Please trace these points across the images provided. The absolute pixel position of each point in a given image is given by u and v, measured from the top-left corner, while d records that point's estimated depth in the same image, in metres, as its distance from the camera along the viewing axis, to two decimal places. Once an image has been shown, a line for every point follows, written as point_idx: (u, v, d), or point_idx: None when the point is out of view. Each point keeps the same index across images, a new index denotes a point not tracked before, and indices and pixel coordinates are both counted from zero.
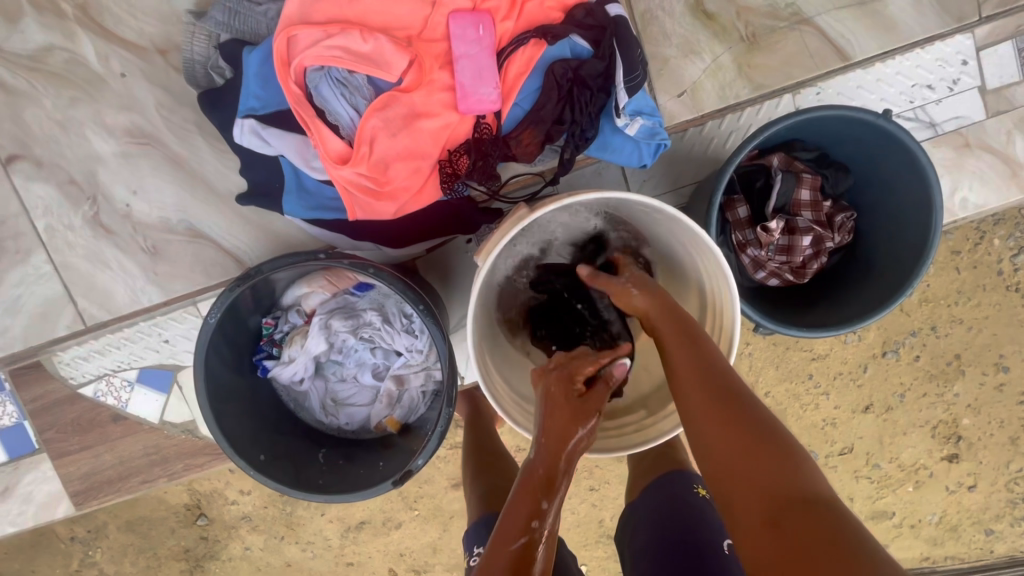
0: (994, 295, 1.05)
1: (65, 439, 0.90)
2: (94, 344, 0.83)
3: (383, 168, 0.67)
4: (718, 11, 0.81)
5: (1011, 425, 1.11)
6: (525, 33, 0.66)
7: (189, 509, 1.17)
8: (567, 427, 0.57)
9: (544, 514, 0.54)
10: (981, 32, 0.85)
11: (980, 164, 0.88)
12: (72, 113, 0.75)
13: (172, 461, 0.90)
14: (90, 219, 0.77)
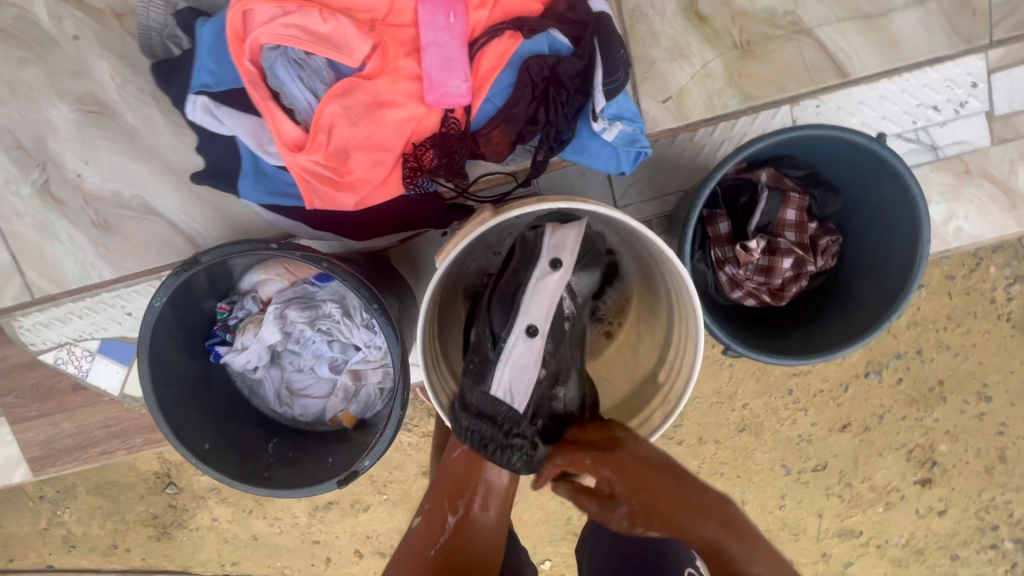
0: (984, 324, 1.03)
1: (22, 405, 0.88)
2: (55, 311, 0.80)
3: (341, 158, 0.63)
4: (713, 13, 0.77)
5: (988, 454, 1.09)
6: (499, 24, 0.62)
7: (159, 477, 1.16)
8: (471, 463, 0.66)
9: (465, 480, 0.66)
10: (995, 54, 0.80)
11: (980, 194, 0.84)
12: (22, 75, 0.70)
13: (131, 435, 0.88)
14: (40, 187, 0.74)
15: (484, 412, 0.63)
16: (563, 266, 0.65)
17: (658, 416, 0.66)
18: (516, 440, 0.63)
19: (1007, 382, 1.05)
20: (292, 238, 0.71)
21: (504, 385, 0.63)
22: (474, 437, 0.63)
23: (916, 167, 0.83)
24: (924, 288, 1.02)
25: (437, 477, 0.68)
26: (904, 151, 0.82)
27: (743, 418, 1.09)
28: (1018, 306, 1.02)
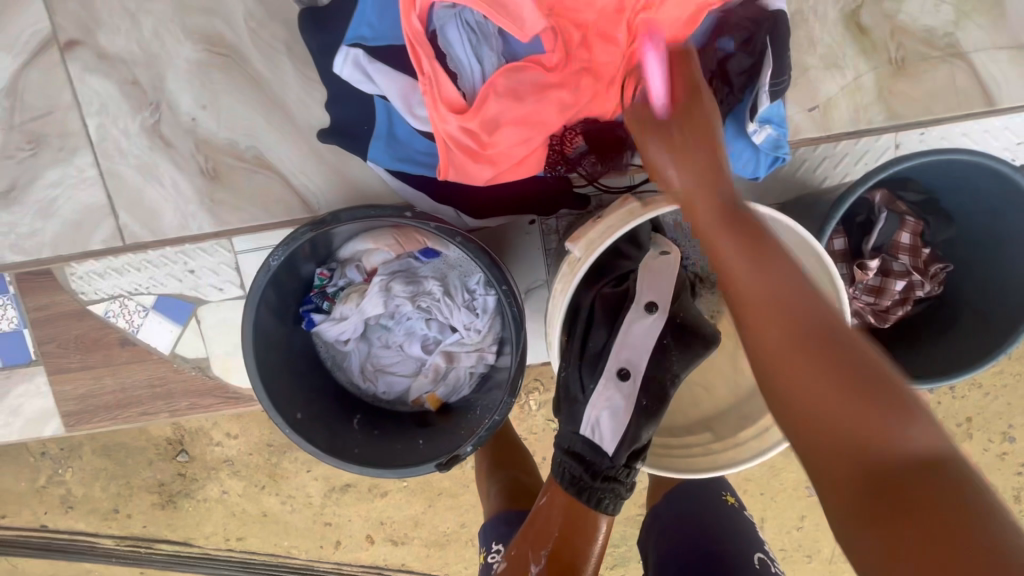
0: (1018, 365, 1.04)
1: (65, 355, 0.82)
2: (112, 261, 0.75)
3: (492, 130, 0.61)
4: (873, 25, 0.68)
5: (1004, 493, 1.11)
6: (682, 15, 0.58)
7: (170, 444, 1.11)
8: (564, 513, 0.68)
9: (554, 532, 0.68)
10: None
11: None
12: (150, 5, 0.67)
13: (177, 397, 0.83)
14: (148, 127, 0.70)
15: (574, 448, 0.69)
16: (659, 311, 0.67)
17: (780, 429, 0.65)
18: (607, 481, 0.67)
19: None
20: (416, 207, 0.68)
21: (592, 424, 0.67)
22: (568, 473, 0.68)
23: None
24: None
25: (526, 525, 0.71)
26: None
27: None
28: None
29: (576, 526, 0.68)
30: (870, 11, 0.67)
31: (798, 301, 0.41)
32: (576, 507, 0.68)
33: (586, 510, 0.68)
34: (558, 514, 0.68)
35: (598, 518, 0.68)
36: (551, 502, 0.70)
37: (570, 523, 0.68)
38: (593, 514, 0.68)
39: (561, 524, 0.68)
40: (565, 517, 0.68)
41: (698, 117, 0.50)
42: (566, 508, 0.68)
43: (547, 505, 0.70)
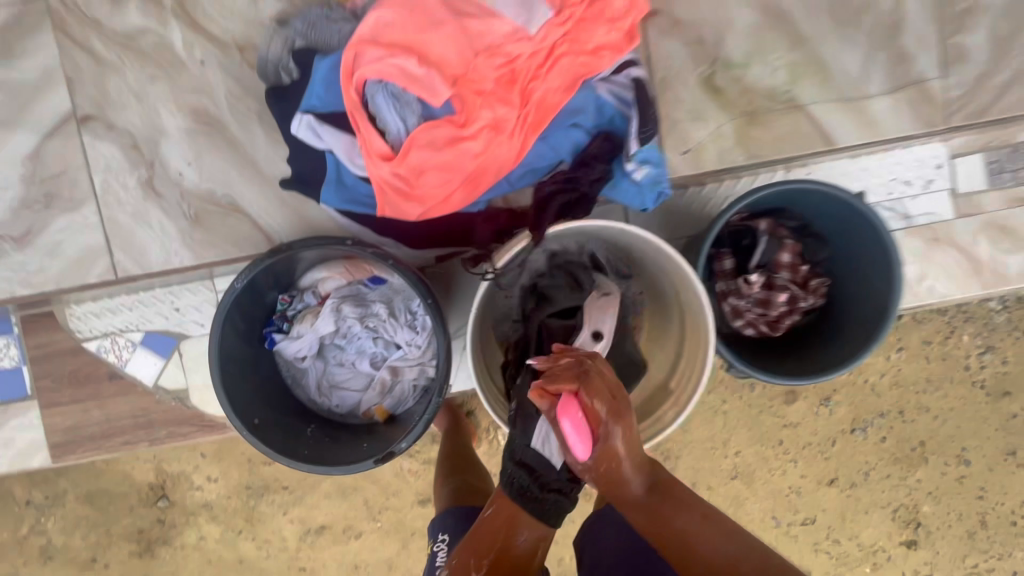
0: (960, 389, 1.21)
1: (58, 390, 0.94)
2: (109, 302, 0.89)
3: (417, 175, 0.76)
4: (726, 86, 0.83)
5: (970, 518, 1.23)
6: (561, 82, 0.75)
7: (153, 489, 1.26)
8: (510, 523, 0.70)
9: (498, 547, 0.69)
10: (956, 141, 0.85)
11: (946, 258, 0.89)
12: (149, 87, 0.83)
13: (157, 427, 0.95)
14: (144, 181, 0.85)
15: (527, 461, 0.72)
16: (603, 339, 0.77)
17: (670, 415, 0.77)
18: (552, 493, 0.71)
19: (982, 448, 1.22)
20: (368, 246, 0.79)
21: (546, 437, 0.72)
22: (517, 483, 0.71)
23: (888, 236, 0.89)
24: (905, 349, 1.21)
25: (469, 534, 0.72)
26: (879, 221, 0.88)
27: (735, 464, 1.24)
28: (990, 375, 1.21)
29: (519, 539, 0.70)
30: (723, 76, 0.83)
31: (713, 547, 0.62)
32: (520, 520, 0.70)
33: (531, 521, 0.70)
34: (502, 527, 0.70)
35: (541, 530, 0.71)
36: (496, 511, 0.72)
37: (514, 533, 0.70)
38: (535, 523, 0.71)
39: (506, 536, 0.70)
40: (510, 528, 0.70)
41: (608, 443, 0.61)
42: (511, 520, 0.70)
43: (492, 514, 0.72)
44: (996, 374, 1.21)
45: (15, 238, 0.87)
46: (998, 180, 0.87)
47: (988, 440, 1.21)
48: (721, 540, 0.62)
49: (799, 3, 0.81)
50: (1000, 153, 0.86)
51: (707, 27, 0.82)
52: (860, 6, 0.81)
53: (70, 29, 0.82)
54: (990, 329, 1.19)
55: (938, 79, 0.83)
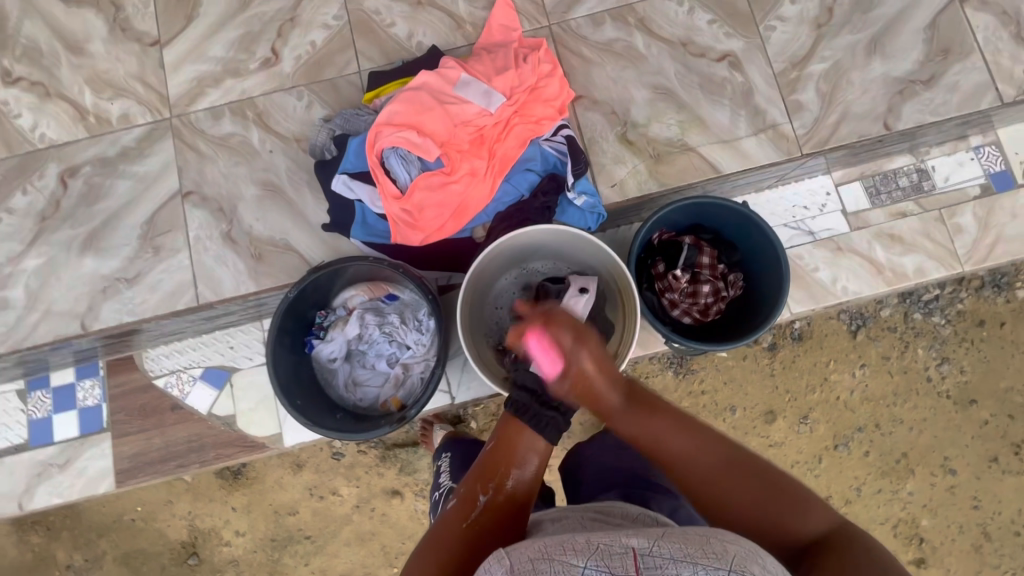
0: (929, 399, 1.46)
1: (128, 422, 1.22)
2: (178, 345, 1.21)
3: (419, 211, 1.08)
4: (636, 139, 1.18)
5: (971, 529, 1.44)
6: (515, 141, 1.09)
7: (184, 547, 1.43)
8: (512, 448, 0.74)
9: (504, 474, 0.73)
10: (837, 174, 1.23)
11: (852, 263, 1.22)
12: (233, 169, 1.20)
13: (207, 449, 1.22)
14: (225, 234, 1.19)
15: (527, 385, 0.79)
16: (589, 291, 1.02)
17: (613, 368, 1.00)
18: (552, 408, 0.76)
19: (964, 457, 1.45)
20: (390, 265, 1.07)
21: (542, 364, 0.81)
22: (518, 404, 0.76)
23: (801, 245, 1.22)
24: (868, 366, 1.46)
25: (474, 465, 0.75)
26: (790, 234, 1.22)
27: None
28: (951, 384, 1.45)
29: (520, 462, 0.74)
30: (633, 132, 1.18)
31: (691, 441, 0.72)
32: (521, 446, 0.74)
33: (534, 444, 0.75)
34: (504, 450, 0.74)
35: (542, 454, 0.76)
36: (498, 440, 0.76)
37: (516, 456, 0.74)
38: (534, 446, 0.75)
39: (509, 460, 0.74)
40: (511, 454, 0.74)
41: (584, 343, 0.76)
42: (513, 444, 0.74)
43: (495, 444, 0.76)
44: (958, 383, 1.46)
45: (129, 279, 1.20)
46: (879, 200, 1.23)
47: (967, 448, 1.45)
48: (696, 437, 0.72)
49: (678, 83, 1.19)
50: (874, 180, 1.23)
51: (617, 103, 1.19)
52: (721, 80, 1.20)
53: (184, 136, 1.21)
54: (939, 342, 1.46)
55: (788, 123, 1.20)
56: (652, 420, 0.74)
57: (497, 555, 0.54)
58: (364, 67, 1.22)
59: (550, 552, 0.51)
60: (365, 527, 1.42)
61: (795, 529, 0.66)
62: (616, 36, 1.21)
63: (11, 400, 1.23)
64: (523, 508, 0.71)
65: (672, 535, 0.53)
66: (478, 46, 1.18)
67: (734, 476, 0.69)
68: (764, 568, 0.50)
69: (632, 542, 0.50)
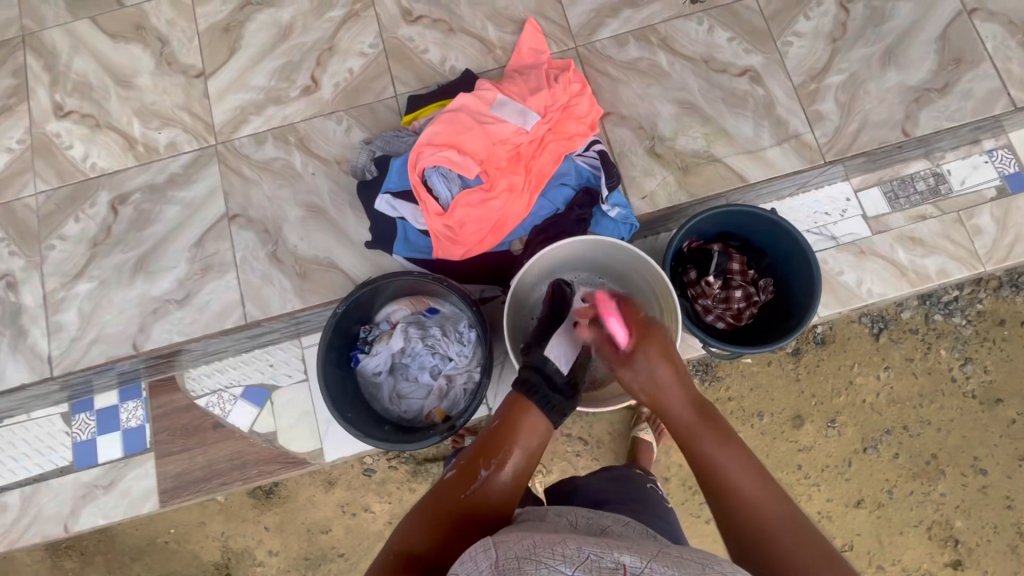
0: (955, 399, 1.48)
1: (171, 441, 1.24)
2: (219, 364, 1.25)
3: (460, 226, 1.12)
4: (664, 152, 1.22)
5: (1005, 529, 1.45)
6: (551, 157, 1.14)
7: (219, 568, 1.44)
8: (513, 429, 0.82)
9: (505, 454, 0.79)
10: (855, 180, 1.27)
11: (876, 266, 1.26)
12: (277, 192, 1.24)
13: (248, 467, 1.24)
14: (269, 254, 1.23)
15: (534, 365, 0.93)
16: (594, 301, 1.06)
17: None
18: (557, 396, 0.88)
19: (993, 457, 1.46)
20: (432, 279, 1.11)
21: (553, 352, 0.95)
22: (521, 382, 0.89)
23: (825, 250, 1.25)
24: (892, 368, 1.48)
25: (478, 443, 0.82)
26: (814, 240, 1.26)
27: None
28: (977, 384, 1.47)
29: (519, 444, 0.81)
30: (660, 145, 1.23)
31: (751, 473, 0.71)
32: (520, 430, 0.83)
33: (534, 428, 0.84)
34: (505, 432, 0.82)
35: (539, 439, 0.84)
36: (501, 422, 0.84)
37: (517, 439, 0.82)
38: (533, 429, 0.83)
39: (510, 442, 0.81)
40: (512, 436, 0.82)
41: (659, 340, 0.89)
42: (514, 426, 0.83)
43: (498, 427, 0.84)
44: (983, 383, 1.48)
45: (177, 300, 1.24)
46: (898, 204, 1.27)
47: (996, 447, 1.46)
48: (756, 477, 0.71)
49: (702, 98, 1.24)
50: (892, 185, 1.27)
51: (644, 118, 1.24)
52: (743, 93, 1.25)
53: (229, 162, 1.27)
54: (961, 342, 1.48)
55: (809, 132, 1.24)
56: (718, 441, 0.75)
57: (488, 544, 0.57)
58: (401, 91, 1.27)
59: (539, 554, 0.54)
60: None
61: None
62: (640, 55, 1.27)
63: (57, 422, 1.26)
64: (521, 487, 0.78)
65: (662, 556, 0.55)
66: (509, 68, 1.23)
67: (790, 526, 0.65)
68: None
69: (622, 560, 0.53)
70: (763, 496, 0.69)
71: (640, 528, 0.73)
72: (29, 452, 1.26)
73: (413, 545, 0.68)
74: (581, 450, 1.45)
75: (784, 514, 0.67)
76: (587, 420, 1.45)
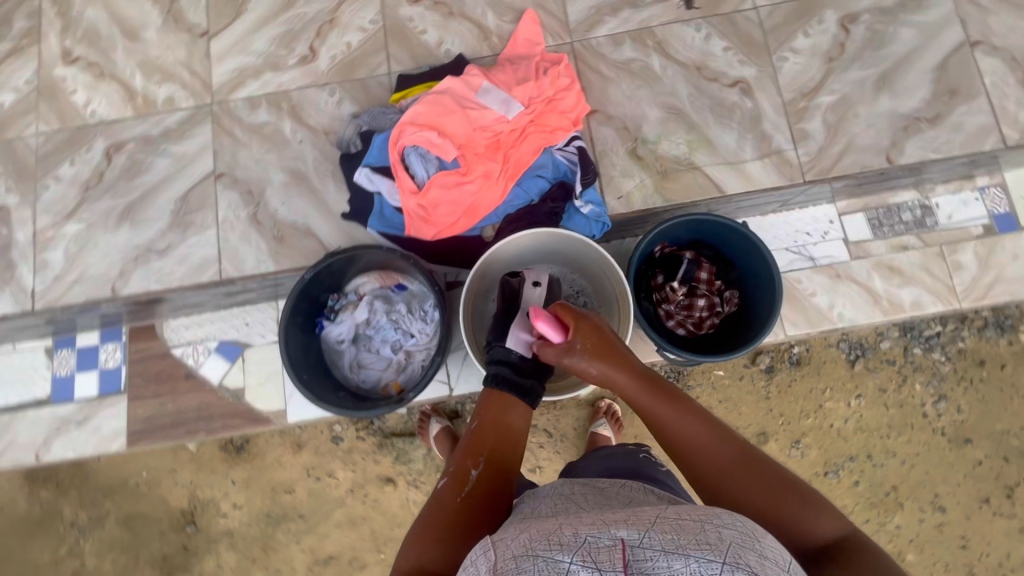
0: (923, 434, 1.47)
1: (144, 386, 1.29)
2: (197, 317, 1.29)
3: (433, 207, 1.14)
4: (646, 155, 1.23)
5: (957, 567, 1.45)
6: (529, 148, 1.15)
7: (184, 515, 1.48)
8: (494, 420, 0.87)
9: (490, 448, 0.83)
10: (841, 204, 1.27)
11: (850, 291, 1.26)
12: (265, 156, 1.28)
13: (215, 418, 1.29)
14: (252, 215, 1.26)
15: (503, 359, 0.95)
16: (542, 283, 1.08)
17: None
18: (528, 378, 0.92)
19: (953, 495, 1.46)
20: (400, 255, 1.13)
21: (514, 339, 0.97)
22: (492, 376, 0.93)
23: (801, 270, 1.26)
24: (864, 396, 1.48)
25: (462, 444, 0.85)
26: (790, 258, 1.26)
27: None
28: (947, 422, 1.47)
29: (501, 435, 0.85)
30: (643, 148, 1.23)
31: (700, 427, 0.76)
32: (502, 420, 0.87)
33: (516, 410, 0.88)
34: (488, 426, 0.86)
35: (522, 423, 0.88)
36: (484, 415, 0.87)
37: (498, 429, 0.86)
38: (512, 412, 0.88)
39: (492, 433, 0.85)
40: (493, 428, 0.86)
41: (590, 324, 0.87)
42: (495, 417, 0.87)
43: (480, 423, 0.86)
44: (953, 422, 1.47)
45: (160, 251, 1.28)
46: (881, 232, 1.27)
47: (958, 486, 1.46)
48: (707, 428, 0.76)
49: (690, 105, 1.25)
50: (877, 212, 1.27)
51: (629, 119, 1.25)
52: (732, 105, 1.25)
53: (222, 122, 1.30)
54: (938, 379, 1.48)
55: (793, 150, 1.24)
56: (666, 405, 0.79)
57: (487, 546, 0.56)
58: (394, 69, 1.29)
59: (534, 548, 0.52)
60: (357, 511, 1.47)
61: (805, 531, 0.67)
62: (633, 56, 1.27)
63: (40, 356, 1.31)
64: (512, 478, 0.81)
65: (661, 522, 0.53)
66: (502, 57, 1.25)
67: (748, 464, 0.73)
68: (758, 554, 0.50)
69: (622, 534, 0.52)
70: (719, 445, 0.75)
71: (637, 488, 0.78)
72: (12, 381, 1.32)
73: (423, 561, 0.69)
74: (544, 442, 1.47)
75: (737, 452, 0.74)
76: (553, 413, 1.48)
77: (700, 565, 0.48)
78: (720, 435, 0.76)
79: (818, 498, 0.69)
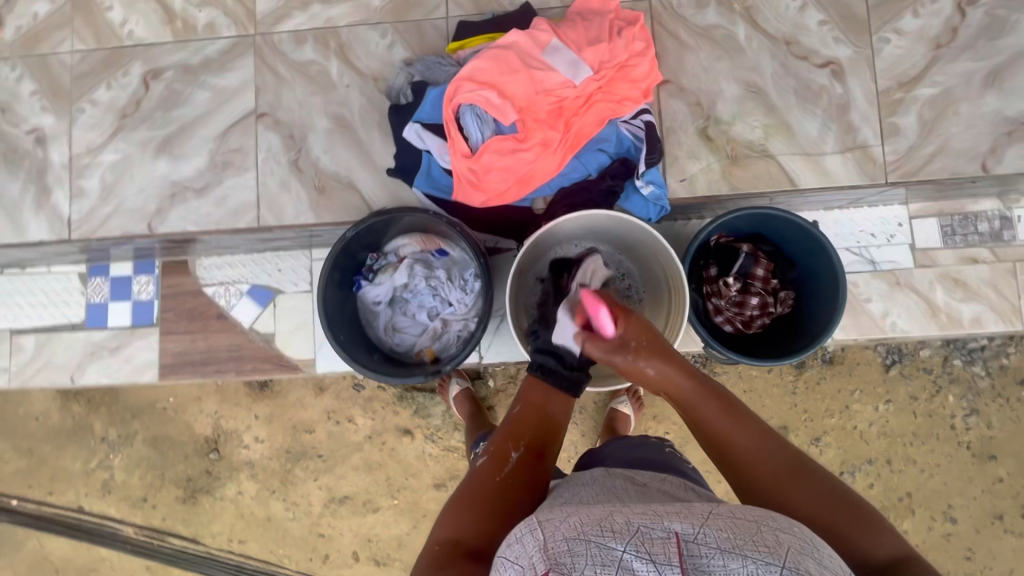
0: (948, 446, 1.43)
1: (176, 322, 1.29)
2: (230, 259, 1.27)
3: (485, 172, 1.07)
4: (716, 136, 1.14)
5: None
6: (593, 118, 1.07)
7: (208, 442, 1.51)
8: (537, 405, 0.84)
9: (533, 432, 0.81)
10: (913, 206, 1.18)
11: (907, 299, 1.19)
12: (308, 99, 1.20)
13: (245, 359, 1.29)
14: (292, 161, 1.21)
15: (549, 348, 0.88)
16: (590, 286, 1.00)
17: None
18: (576, 369, 0.87)
19: (968, 508, 1.42)
20: (446, 221, 1.08)
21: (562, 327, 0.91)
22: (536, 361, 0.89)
23: (859, 272, 1.18)
24: (893, 403, 1.44)
25: (503, 426, 0.82)
26: (850, 260, 1.18)
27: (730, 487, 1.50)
28: (975, 436, 1.42)
29: (542, 420, 0.83)
30: (714, 129, 1.14)
31: (766, 443, 0.71)
32: (546, 405, 0.84)
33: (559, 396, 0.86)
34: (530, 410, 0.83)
35: (565, 412, 0.85)
36: (527, 399, 0.85)
37: (541, 413, 0.83)
38: (557, 401, 0.85)
39: (535, 418, 0.83)
40: (535, 413, 0.83)
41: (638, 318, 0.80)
42: (538, 402, 0.84)
43: (523, 407, 0.84)
44: (981, 436, 1.43)
45: (196, 190, 1.24)
46: (951, 241, 1.18)
47: (974, 500, 1.42)
48: (763, 436, 0.72)
49: (773, 85, 1.14)
50: (952, 220, 1.18)
51: (704, 95, 1.14)
52: (819, 88, 1.13)
53: (265, 56, 1.22)
54: (973, 393, 1.43)
55: (879, 146, 1.14)
56: (719, 409, 0.75)
57: (532, 526, 0.56)
58: (453, 14, 1.19)
59: (585, 531, 0.52)
60: (374, 457, 1.49)
61: (865, 549, 0.63)
62: (717, 23, 1.15)
63: (74, 282, 1.31)
64: (551, 466, 0.79)
65: (716, 519, 0.53)
66: (573, 10, 1.12)
67: (804, 474, 0.69)
68: (819, 561, 0.50)
69: (674, 527, 0.52)
70: (773, 452, 0.70)
71: (677, 484, 0.76)
72: (48, 301, 1.32)
73: (460, 537, 0.67)
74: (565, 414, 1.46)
75: (793, 462, 0.70)
76: None
77: (758, 567, 0.48)
78: (775, 442, 0.72)
79: (877, 519, 0.65)
